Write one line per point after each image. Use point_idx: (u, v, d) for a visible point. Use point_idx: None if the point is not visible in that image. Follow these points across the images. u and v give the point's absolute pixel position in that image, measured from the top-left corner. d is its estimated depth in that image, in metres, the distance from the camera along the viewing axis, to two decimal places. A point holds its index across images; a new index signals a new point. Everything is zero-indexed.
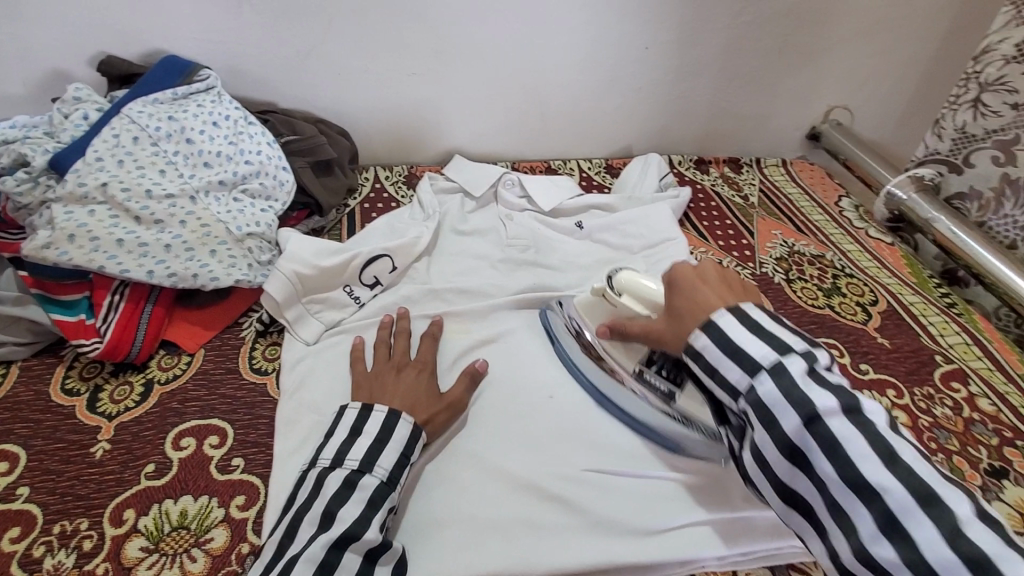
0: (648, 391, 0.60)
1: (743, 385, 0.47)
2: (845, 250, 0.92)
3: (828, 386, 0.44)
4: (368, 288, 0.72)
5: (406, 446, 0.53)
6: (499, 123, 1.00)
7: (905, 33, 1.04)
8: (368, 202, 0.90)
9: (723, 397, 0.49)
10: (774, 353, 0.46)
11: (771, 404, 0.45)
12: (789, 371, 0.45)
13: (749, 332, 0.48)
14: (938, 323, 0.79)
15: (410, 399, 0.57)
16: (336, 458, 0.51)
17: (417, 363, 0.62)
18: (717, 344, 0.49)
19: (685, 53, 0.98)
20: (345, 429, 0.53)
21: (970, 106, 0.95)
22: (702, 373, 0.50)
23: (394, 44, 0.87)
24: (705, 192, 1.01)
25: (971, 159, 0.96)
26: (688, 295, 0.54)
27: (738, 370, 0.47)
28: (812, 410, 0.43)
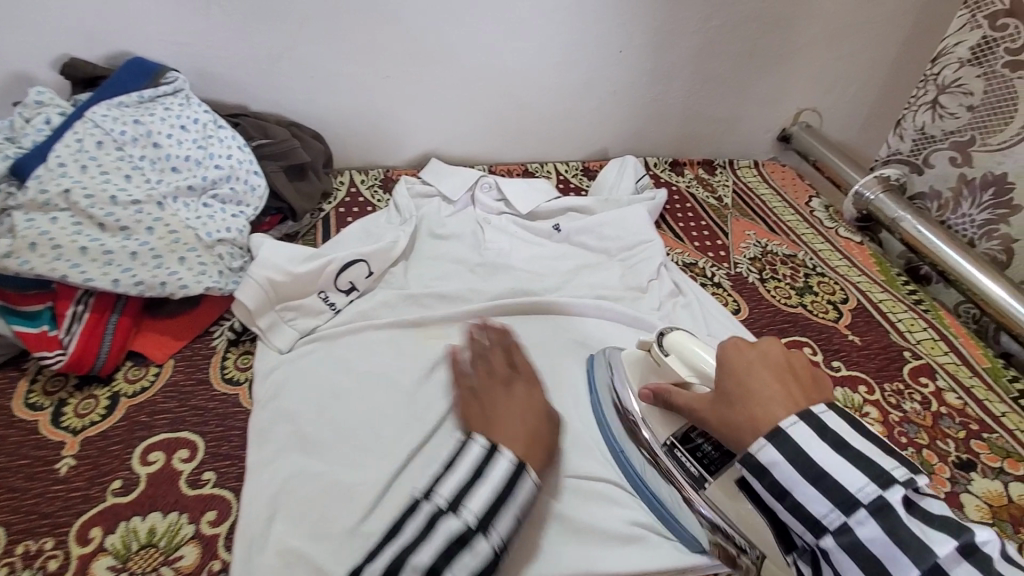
0: (676, 472, 0.52)
1: (832, 521, 0.40)
2: (816, 250, 0.94)
3: (940, 526, 0.38)
4: (343, 294, 0.71)
5: (502, 490, 0.48)
6: (475, 126, 0.99)
7: (869, 38, 1.07)
8: (343, 206, 0.88)
9: (800, 526, 0.43)
10: (871, 486, 0.39)
11: (880, 550, 0.38)
12: (893, 507, 0.38)
13: (829, 450, 0.41)
14: (906, 319, 0.81)
15: (514, 430, 0.53)
16: (453, 500, 0.47)
17: (525, 390, 0.59)
18: (794, 465, 0.42)
19: (659, 56, 0.99)
20: (468, 466, 0.49)
21: (928, 108, 0.98)
22: (772, 494, 0.43)
23: (368, 46, 0.87)
24: (680, 193, 1.03)
25: (931, 160, 1.00)
26: (745, 383, 0.47)
27: (826, 503, 0.41)
28: (927, 559, 0.37)
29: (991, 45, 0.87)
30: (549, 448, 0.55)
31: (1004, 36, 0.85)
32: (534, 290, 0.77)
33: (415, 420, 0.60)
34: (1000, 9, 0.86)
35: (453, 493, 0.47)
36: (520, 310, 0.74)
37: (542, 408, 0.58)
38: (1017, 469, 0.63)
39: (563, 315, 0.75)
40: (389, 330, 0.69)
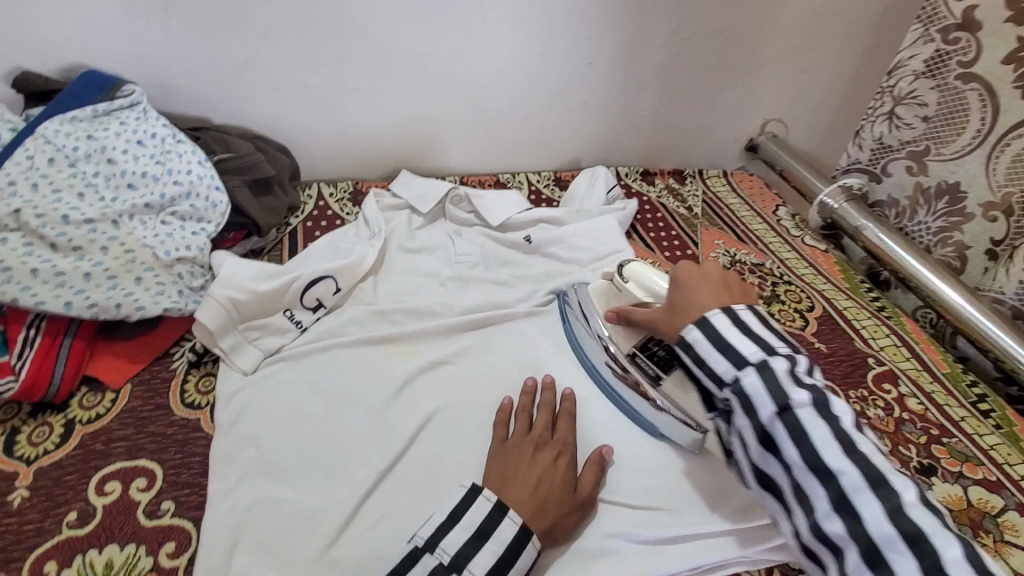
0: (638, 375, 0.64)
1: (727, 375, 0.51)
2: (783, 259, 0.95)
3: (805, 386, 0.49)
4: (310, 312, 0.70)
5: (505, 559, 0.48)
6: (446, 137, 0.99)
7: (830, 50, 1.10)
8: (311, 219, 0.87)
9: (710, 385, 0.54)
10: (762, 352, 0.51)
11: (754, 395, 0.50)
12: (772, 369, 0.50)
13: (738, 331, 0.53)
14: (869, 326, 0.83)
15: (531, 491, 0.53)
16: (454, 561, 0.47)
17: (563, 452, 0.58)
18: (708, 338, 0.53)
19: (627, 68, 1.00)
20: (468, 525, 0.49)
21: (885, 118, 1.02)
22: (691, 363, 0.54)
23: (334, 58, 0.85)
24: (651, 203, 1.04)
25: (888, 169, 1.03)
26: (688, 292, 0.59)
27: (725, 362, 0.52)
28: (787, 402, 0.48)
29: (945, 59, 0.91)
30: (569, 516, 0.54)
31: (957, 50, 0.89)
32: (506, 303, 0.77)
33: (384, 440, 0.59)
34: (953, 24, 0.89)
35: (458, 549, 0.48)
36: (492, 325, 0.74)
37: (575, 473, 0.57)
38: (976, 473, 0.65)
39: (535, 328, 0.75)
40: (357, 348, 0.68)
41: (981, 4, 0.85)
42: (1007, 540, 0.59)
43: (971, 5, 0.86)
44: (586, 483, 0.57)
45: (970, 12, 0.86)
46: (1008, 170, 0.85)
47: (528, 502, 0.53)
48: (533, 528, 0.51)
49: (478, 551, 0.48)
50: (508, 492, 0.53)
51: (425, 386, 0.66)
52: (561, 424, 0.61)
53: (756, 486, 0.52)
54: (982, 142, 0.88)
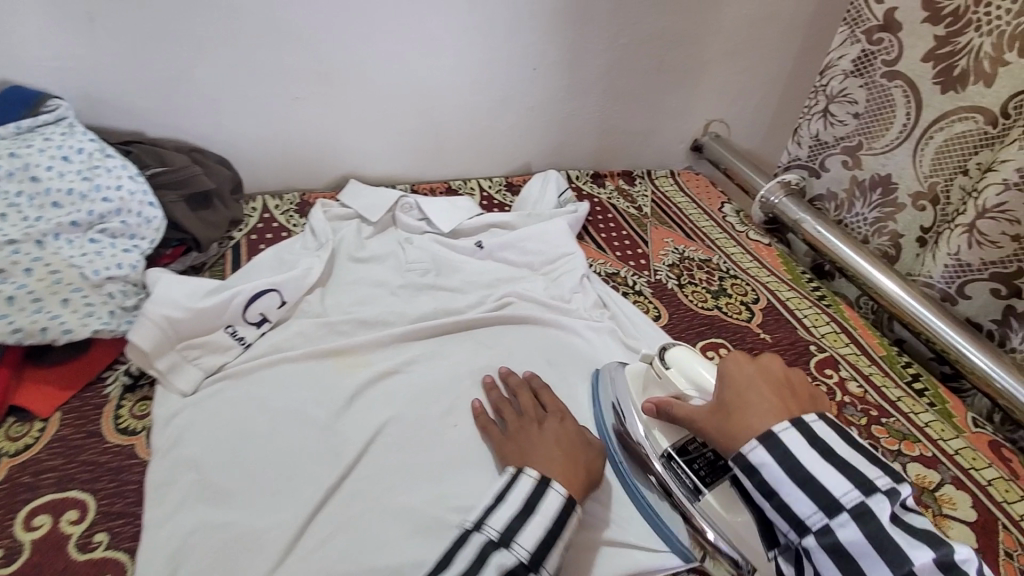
0: (674, 482, 0.56)
1: (816, 521, 0.45)
2: (729, 254, 0.98)
3: (916, 537, 0.42)
4: (253, 327, 0.68)
5: (553, 528, 0.50)
6: (395, 146, 0.98)
7: (766, 52, 1.14)
8: (255, 233, 0.84)
9: (783, 525, 0.48)
10: (855, 491, 0.44)
11: (859, 552, 0.42)
12: (873, 513, 0.43)
13: (818, 458, 0.46)
14: (811, 314, 0.87)
15: (556, 460, 0.56)
16: (505, 534, 0.48)
17: (558, 419, 0.61)
18: (786, 468, 0.47)
19: (572, 73, 1.01)
20: (516, 503, 0.51)
21: (820, 116, 1.05)
22: (760, 494, 0.48)
23: (274, 67, 0.84)
24: (602, 204, 1.05)
25: (826, 164, 1.07)
26: (747, 393, 0.52)
27: (813, 505, 0.45)
28: (908, 569, 0.41)
29: (871, 58, 0.95)
30: (592, 474, 0.57)
31: (881, 49, 0.94)
32: (458, 309, 0.76)
33: (332, 455, 0.58)
34: (875, 25, 0.94)
35: (507, 525, 0.49)
36: (444, 331, 0.73)
37: (580, 434, 0.60)
38: (913, 450, 0.68)
39: (487, 333, 0.75)
40: (304, 362, 0.66)
41: (899, 5, 0.90)
42: (944, 513, 0.62)
43: (891, 7, 0.91)
44: (591, 440, 0.61)
45: (890, 13, 0.91)
46: (934, 160, 0.90)
47: (559, 470, 0.55)
48: (574, 493, 0.54)
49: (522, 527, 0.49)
50: (537, 466, 0.55)
51: (375, 397, 0.64)
52: (544, 396, 0.65)
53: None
54: (908, 137, 0.93)
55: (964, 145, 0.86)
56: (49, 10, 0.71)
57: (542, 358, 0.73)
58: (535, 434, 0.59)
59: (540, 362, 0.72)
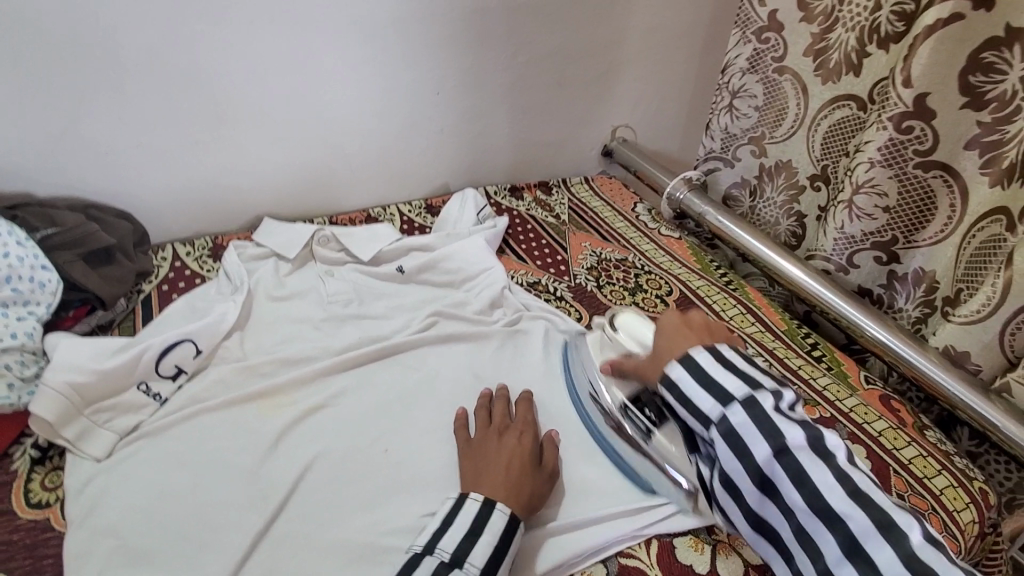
0: (630, 428, 0.64)
1: (716, 414, 0.53)
2: (643, 251, 1.04)
3: (795, 423, 0.51)
4: (169, 381, 0.67)
5: (500, 545, 0.53)
6: (305, 180, 0.98)
7: (662, 59, 1.20)
8: (167, 283, 0.83)
9: (696, 424, 0.55)
10: (746, 387, 0.53)
11: (744, 432, 0.51)
12: (760, 406, 0.51)
13: (717, 364, 0.55)
14: (720, 300, 0.93)
15: (505, 476, 0.58)
16: (428, 544, 0.52)
17: (523, 437, 0.63)
18: (692, 375, 0.56)
19: (478, 93, 1.05)
20: (441, 516, 0.54)
21: (726, 111, 1.13)
22: (676, 401, 0.56)
23: (169, 115, 0.83)
24: (521, 216, 1.09)
25: (738, 154, 1.14)
26: (670, 338, 0.62)
27: (711, 401, 0.54)
28: (782, 443, 0.49)
29: (761, 55, 1.04)
30: (537, 496, 0.59)
31: (769, 47, 1.02)
32: (384, 336, 0.78)
33: (262, 497, 0.58)
34: (762, 26, 1.02)
35: (459, 546, 0.51)
36: (371, 359, 0.74)
37: (539, 458, 0.62)
38: (814, 413, 0.74)
39: (415, 356, 0.76)
40: (225, 409, 0.66)
41: (779, 8, 0.98)
42: None
43: (773, 9, 0.99)
44: (547, 465, 0.62)
45: (773, 15, 0.99)
46: (822, 144, 1.00)
47: (505, 487, 0.57)
48: (516, 512, 0.55)
49: (474, 546, 0.52)
50: (485, 481, 0.57)
51: (302, 435, 0.64)
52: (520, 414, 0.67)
53: (753, 533, 0.52)
54: (802, 122, 1.02)
55: (844, 131, 0.97)
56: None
57: (469, 373, 0.74)
58: (496, 449, 0.61)
59: (467, 377, 0.74)
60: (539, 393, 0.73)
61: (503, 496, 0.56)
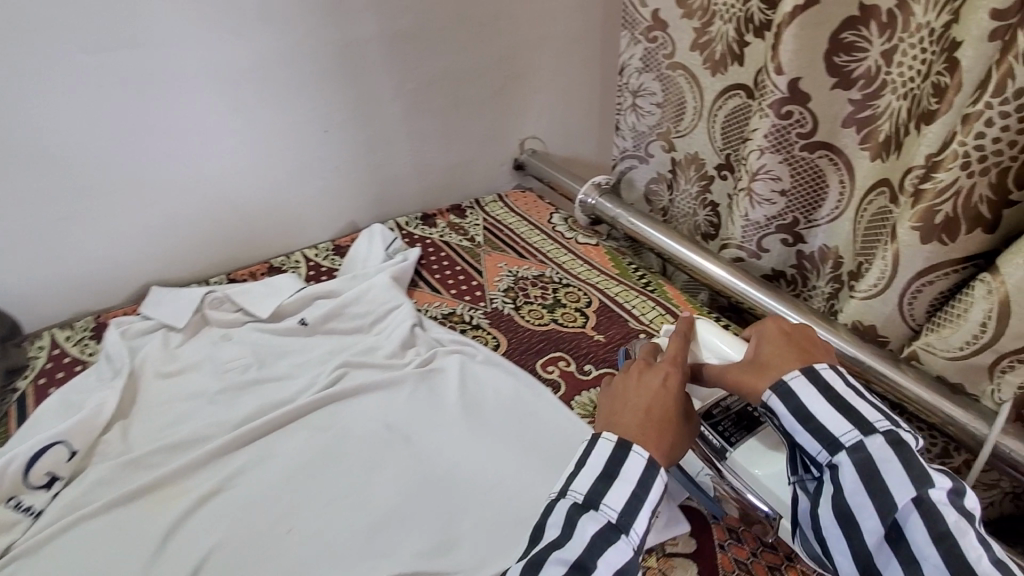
0: (700, 446, 0.61)
1: (850, 439, 0.47)
2: (561, 263, 1.02)
3: (941, 473, 0.45)
4: (43, 491, 0.61)
5: (638, 491, 0.47)
6: (193, 240, 0.92)
7: (558, 66, 1.20)
8: (44, 374, 0.76)
9: (810, 446, 0.49)
10: (890, 422, 0.47)
11: (883, 463, 0.45)
12: (907, 443, 0.46)
13: (853, 392, 0.49)
14: (638, 304, 0.92)
15: (641, 419, 0.51)
16: (589, 496, 0.47)
17: (662, 376, 0.55)
18: (820, 392, 0.49)
19: (369, 126, 1.01)
20: (598, 461, 0.48)
21: (631, 110, 1.13)
22: (795, 418, 0.49)
23: (26, 195, 0.78)
24: (434, 244, 1.06)
25: (651, 150, 1.14)
26: (779, 345, 0.55)
27: (848, 424, 0.47)
28: (929, 485, 0.43)
29: (653, 54, 1.04)
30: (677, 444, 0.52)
31: (658, 45, 1.03)
32: (288, 399, 0.73)
33: None
34: (648, 25, 1.02)
35: (593, 489, 0.47)
36: (273, 427, 0.69)
37: (681, 400, 0.54)
38: None
39: (323, 416, 0.71)
40: (109, 511, 0.60)
41: (660, 7, 0.99)
42: None
43: (654, 8, 1.00)
44: (688, 409, 0.55)
45: (655, 14, 1.00)
46: (722, 133, 1.00)
47: (641, 432, 0.50)
48: (656, 459, 0.49)
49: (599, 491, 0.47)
50: (620, 424, 0.51)
51: (197, 526, 0.60)
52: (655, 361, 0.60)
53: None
54: (702, 114, 1.02)
55: (739, 119, 0.97)
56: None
57: (382, 424, 0.70)
58: (631, 390, 0.54)
59: (379, 429, 0.70)
60: (457, 434, 0.70)
61: (639, 442, 0.49)
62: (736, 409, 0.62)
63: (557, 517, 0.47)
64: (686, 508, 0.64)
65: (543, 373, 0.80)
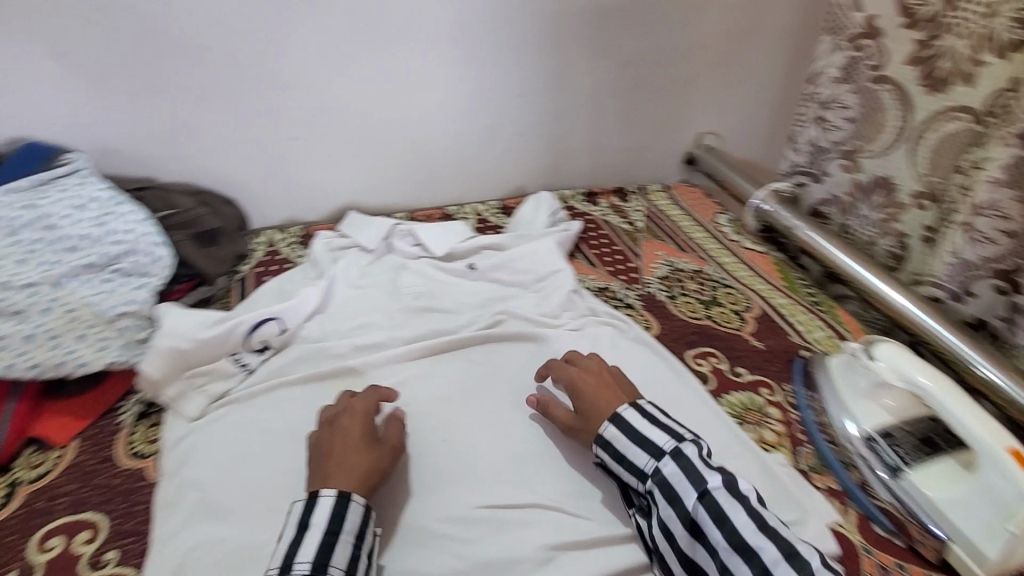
0: (874, 460, 0.66)
1: (641, 486, 0.56)
2: (722, 264, 0.99)
3: (716, 470, 0.53)
4: (257, 354, 0.73)
5: (325, 535, 0.49)
6: (387, 177, 1.02)
7: (753, 65, 1.16)
8: (261, 265, 0.89)
9: (631, 480, 0.57)
10: (672, 439, 0.56)
11: (675, 480, 0.53)
12: (685, 454, 0.54)
13: (646, 421, 0.58)
14: (804, 321, 0.87)
15: (326, 472, 0.54)
16: (283, 563, 0.47)
17: (348, 439, 0.58)
18: (624, 432, 0.58)
19: (559, 96, 1.05)
20: (292, 526, 0.50)
21: (814, 122, 1.06)
22: (612, 460, 0.58)
23: (273, 112, 0.89)
24: (595, 221, 1.08)
25: (826, 169, 1.06)
26: (585, 395, 0.64)
27: (645, 455, 0.56)
28: (702, 486, 0.51)
29: (857, 64, 0.97)
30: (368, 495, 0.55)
31: (865, 55, 0.95)
32: (453, 329, 0.79)
33: None
34: (858, 32, 0.95)
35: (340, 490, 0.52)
36: (439, 350, 0.76)
37: (367, 458, 0.57)
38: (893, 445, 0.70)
39: (480, 353, 0.76)
40: (304, 384, 0.70)
41: (878, 13, 0.92)
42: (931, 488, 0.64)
43: (873, 14, 0.92)
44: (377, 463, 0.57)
45: (871, 20, 0.93)
46: (929, 159, 0.89)
47: (327, 476, 0.54)
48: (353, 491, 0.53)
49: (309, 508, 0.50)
50: (322, 473, 0.54)
51: None
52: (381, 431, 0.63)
53: None
54: (904, 135, 0.92)
55: (955, 145, 0.86)
56: (60, 63, 0.76)
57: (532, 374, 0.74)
58: (316, 448, 0.58)
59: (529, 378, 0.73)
60: None
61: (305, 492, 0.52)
62: (916, 435, 0.67)
63: (308, 511, 0.50)
64: (836, 531, 0.60)
65: (693, 364, 0.79)
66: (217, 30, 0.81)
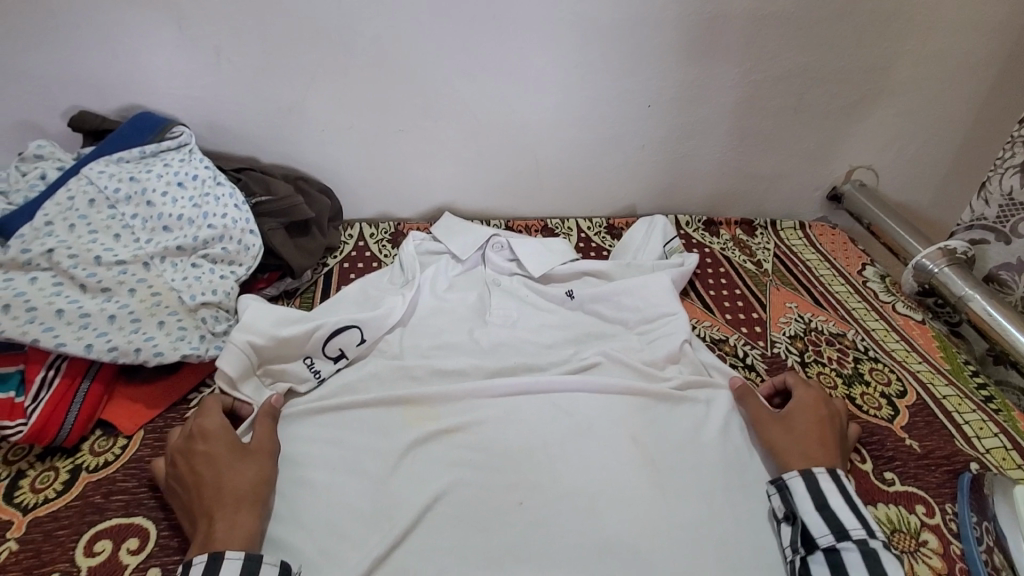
0: None
1: (826, 541, 0.51)
2: (869, 329, 0.83)
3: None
4: (331, 362, 0.67)
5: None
6: (488, 180, 0.94)
7: (935, 91, 0.96)
8: (348, 261, 0.85)
9: (818, 527, 0.52)
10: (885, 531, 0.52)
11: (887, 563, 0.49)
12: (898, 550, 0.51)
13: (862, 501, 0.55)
14: (974, 422, 0.69)
15: (204, 508, 0.49)
16: None
17: (211, 459, 0.53)
18: (842, 494, 0.54)
19: (692, 110, 0.91)
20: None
21: (1016, 171, 0.83)
22: (812, 503, 0.54)
23: (378, 103, 0.83)
24: (713, 255, 0.94)
25: (1021, 229, 0.84)
26: (810, 420, 0.63)
27: (856, 522, 0.52)
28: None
29: None
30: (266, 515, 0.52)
31: None
32: (541, 367, 0.70)
33: (387, 516, 0.54)
34: None
35: (210, 557, 0.45)
36: (523, 389, 0.67)
37: (245, 468, 0.53)
38: None
39: (567, 398, 0.66)
40: (372, 405, 0.63)
41: None
42: None
43: None
44: (260, 469, 0.53)
45: None
46: None
47: (205, 515, 0.49)
48: (238, 523, 0.49)
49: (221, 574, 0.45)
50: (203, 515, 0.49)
51: (433, 456, 0.60)
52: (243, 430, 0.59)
53: None
54: None
55: None
56: (174, 36, 0.73)
57: (627, 433, 0.63)
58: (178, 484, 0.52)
59: (624, 439, 0.62)
60: (712, 482, 0.59)
61: (190, 554, 0.47)
62: None
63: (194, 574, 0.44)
64: None
65: None
66: (332, 11, 0.74)
